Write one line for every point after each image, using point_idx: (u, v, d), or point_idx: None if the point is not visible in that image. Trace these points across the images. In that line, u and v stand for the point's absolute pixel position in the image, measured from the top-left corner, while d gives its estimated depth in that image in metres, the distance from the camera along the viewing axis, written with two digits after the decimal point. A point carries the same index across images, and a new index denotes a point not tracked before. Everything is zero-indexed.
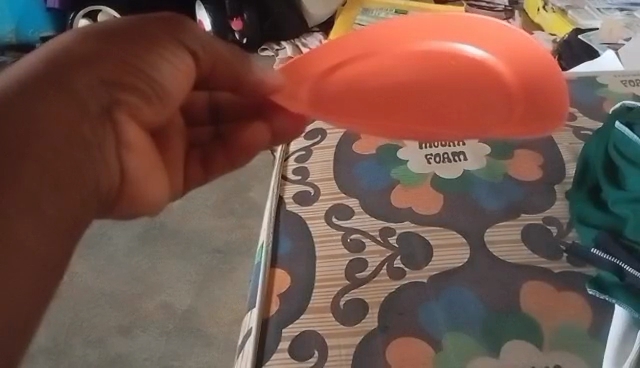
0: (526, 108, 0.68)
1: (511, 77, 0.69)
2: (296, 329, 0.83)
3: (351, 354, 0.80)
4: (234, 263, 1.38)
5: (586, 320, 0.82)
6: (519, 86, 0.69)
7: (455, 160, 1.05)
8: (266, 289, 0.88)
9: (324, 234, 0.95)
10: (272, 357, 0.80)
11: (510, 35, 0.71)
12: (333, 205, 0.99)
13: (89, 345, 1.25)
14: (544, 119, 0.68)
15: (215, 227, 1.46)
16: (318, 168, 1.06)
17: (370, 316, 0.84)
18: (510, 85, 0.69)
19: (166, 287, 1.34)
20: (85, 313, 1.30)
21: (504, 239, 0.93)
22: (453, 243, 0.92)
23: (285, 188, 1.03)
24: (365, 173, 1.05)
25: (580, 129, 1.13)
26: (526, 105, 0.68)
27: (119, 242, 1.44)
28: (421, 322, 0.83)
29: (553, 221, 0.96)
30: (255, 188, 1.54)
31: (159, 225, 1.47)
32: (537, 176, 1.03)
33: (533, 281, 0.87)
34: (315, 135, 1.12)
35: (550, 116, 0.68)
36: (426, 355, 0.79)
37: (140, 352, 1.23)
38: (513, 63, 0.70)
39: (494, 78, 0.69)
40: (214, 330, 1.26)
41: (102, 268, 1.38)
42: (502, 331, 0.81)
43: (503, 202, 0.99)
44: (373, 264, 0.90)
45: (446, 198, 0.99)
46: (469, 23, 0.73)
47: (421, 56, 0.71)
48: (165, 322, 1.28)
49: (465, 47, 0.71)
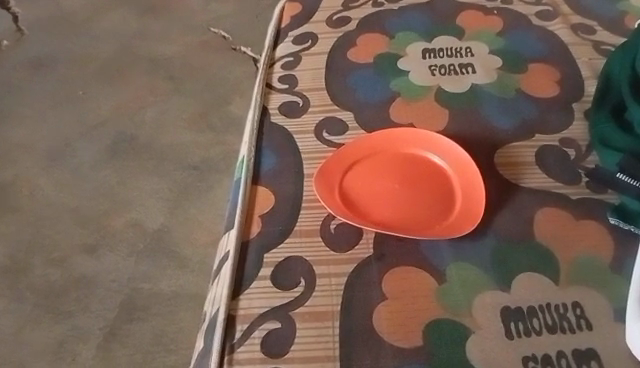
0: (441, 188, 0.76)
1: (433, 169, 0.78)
2: (280, 254, 0.71)
3: (342, 285, 0.67)
4: (211, 181, 1.25)
5: (608, 254, 0.71)
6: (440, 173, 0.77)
7: (462, 73, 0.94)
8: (246, 208, 0.76)
9: (313, 177, 0.78)
10: (252, 286, 0.68)
11: (433, 143, 0.79)
12: (324, 119, 0.88)
13: (51, 265, 1.11)
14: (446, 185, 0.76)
15: (191, 142, 1.32)
16: (308, 76, 0.95)
17: (365, 241, 0.71)
18: (428, 170, 0.78)
19: (136, 205, 1.21)
20: (47, 229, 1.17)
21: (516, 161, 0.82)
22: (467, 209, 0.73)
23: (270, 98, 0.92)
24: (361, 84, 0.93)
25: (600, 44, 1.00)
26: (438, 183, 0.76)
27: (85, 155, 1.30)
28: (421, 251, 0.70)
29: (570, 143, 0.85)
30: (236, 102, 1.41)
31: (129, 137, 1.34)
32: (553, 93, 0.92)
33: (549, 208, 0.76)
34: (305, 40, 1.01)
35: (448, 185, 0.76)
36: (427, 288, 0.67)
37: (107, 273, 1.10)
38: (428, 168, 0.78)
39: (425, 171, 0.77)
40: (189, 251, 1.13)
41: (66, 182, 1.25)
42: (515, 261, 0.70)
43: (516, 119, 0.88)
44: (367, 227, 0.71)
45: (451, 113, 0.88)
46: (414, 139, 0.79)
47: (399, 152, 0.79)
48: (135, 241, 1.15)
49: (435, 136, 0.79)
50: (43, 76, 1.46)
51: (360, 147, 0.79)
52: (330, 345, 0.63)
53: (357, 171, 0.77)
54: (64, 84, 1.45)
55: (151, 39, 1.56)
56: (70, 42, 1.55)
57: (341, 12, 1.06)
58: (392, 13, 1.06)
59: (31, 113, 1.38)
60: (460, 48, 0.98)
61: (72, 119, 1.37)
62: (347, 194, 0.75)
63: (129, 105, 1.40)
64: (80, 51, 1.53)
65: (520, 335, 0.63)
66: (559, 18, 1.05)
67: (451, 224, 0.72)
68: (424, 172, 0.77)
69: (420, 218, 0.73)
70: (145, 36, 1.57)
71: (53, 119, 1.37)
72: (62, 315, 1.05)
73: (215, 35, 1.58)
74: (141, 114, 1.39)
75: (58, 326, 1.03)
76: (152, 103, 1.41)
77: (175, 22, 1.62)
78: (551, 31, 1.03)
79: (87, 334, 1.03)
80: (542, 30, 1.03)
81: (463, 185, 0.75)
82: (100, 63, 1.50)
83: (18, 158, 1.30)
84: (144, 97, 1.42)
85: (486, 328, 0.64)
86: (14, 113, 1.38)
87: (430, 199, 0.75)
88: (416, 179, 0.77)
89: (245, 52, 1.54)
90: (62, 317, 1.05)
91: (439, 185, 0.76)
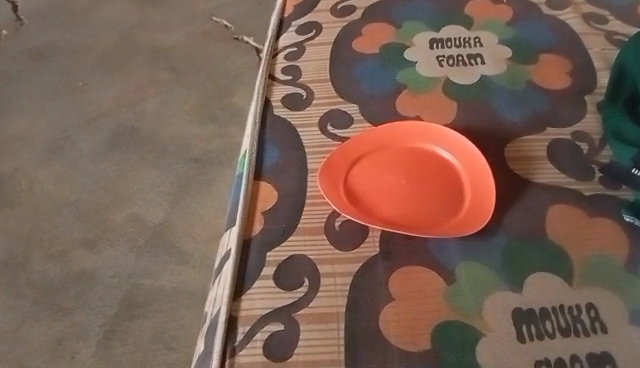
0: (450, 184, 0.73)
1: (441, 164, 0.75)
2: (283, 252, 0.68)
3: (347, 285, 0.65)
4: (213, 174, 1.22)
5: (623, 253, 0.68)
6: (449, 168, 0.75)
7: (471, 64, 0.91)
8: (248, 205, 0.73)
9: (318, 172, 0.75)
10: (254, 286, 0.66)
11: (441, 137, 0.76)
12: (328, 112, 0.85)
13: (50, 260, 1.10)
14: (454, 181, 0.73)
15: (193, 134, 1.30)
16: (312, 68, 0.92)
17: (371, 239, 0.69)
18: (437, 166, 0.75)
19: (137, 199, 1.18)
20: (46, 223, 1.15)
21: (527, 156, 0.79)
22: (476, 205, 0.70)
23: (272, 89, 0.89)
24: (367, 75, 0.91)
25: (613, 34, 0.97)
26: (447, 179, 0.74)
27: (85, 147, 1.28)
28: (428, 250, 0.68)
29: (582, 137, 0.82)
30: (238, 93, 1.38)
31: (129, 129, 1.31)
32: (564, 84, 0.89)
33: (562, 205, 0.73)
34: (309, 30, 0.98)
35: (457, 180, 0.73)
36: (435, 289, 0.65)
37: (107, 269, 1.08)
38: (437, 163, 0.75)
39: (433, 166, 0.75)
40: (190, 247, 1.11)
41: (65, 175, 1.23)
42: (526, 261, 0.67)
43: (526, 112, 0.85)
44: (373, 225, 0.68)
45: (460, 105, 0.85)
46: (421, 133, 0.77)
47: (406, 147, 0.76)
48: (136, 236, 1.13)
49: (443, 130, 0.76)
50: (42, 67, 1.44)
51: (366, 141, 0.76)
52: (335, 348, 0.61)
53: (363, 166, 0.74)
54: (63, 75, 1.42)
55: (152, 29, 1.53)
56: (69, 31, 1.52)
57: (346, 1, 1.03)
58: (398, 2, 1.03)
59: (30, 104, 1.36)
60: (469, 38, 0.95)
61: (72, 111, 1.35)
62: (352, 190, 0.72)
63: (129, 97, 1.38)
64: (79, 41, 1.50)
65: (532, 338, 0.61)
66: (570, 7, 1.02)
67: (461, 221, 0.69)
68: (432, 167, 0.75)
69: (428, 215, 0.70)
70: (146, 26, 1.54)
71: (52, 111, 1.34)
72: (61, 311, 1.03)
73: (216, 24, 1.55)
74: (142, 105, 1.36)
75: (58, 323, 1.02)
76: (152, 94, 1.38)
77: (176, 11, 1.58)
78: (562, 20, 1.00)
79: (86, 331, 1.01)
80: (553, 19, 1.00)
81: (473, 180, 0.73)
82: (100, 53, 1.47)
83: (17, 151, 1.27)
84: (145, 88, 1.40)
85: (497, 331, 0.62)
86: (12, 105, 1.36)
87: (438, 195, 0.72)
88: (424, 175, 0.74)
89: (247, 42, 1.50)
90: (61, 314, 1.03)
91: (448, 180, 0.73)
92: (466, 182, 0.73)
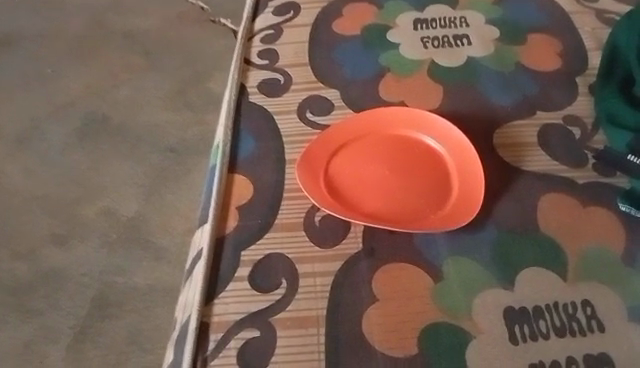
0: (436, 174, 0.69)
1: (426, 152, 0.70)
2: (259, 251, 0.64)
3: (328, 286, 0.61)
4: (189, 164, 1.17)
5: (619, 245, 0.65)
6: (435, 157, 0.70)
7: (457, 45, 0.86)
8: (222, 200, 0.68)
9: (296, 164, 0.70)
10: (228, 289, 0.61)
11: (426, 123, 0.72)
12: (307, 98, 0.80)
13: (17, 258, 1.04)
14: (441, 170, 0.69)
15: (168, 123, 1.24)
16: (290, 51, 0.87)
17: (353, 234, 0.65)
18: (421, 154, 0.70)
19: (110, 191, 1.13)
20: (13, 219, 1.09)
21: (517, 142, 0.75)
22: (465, 196, 0.66)
23: (247, 75, 0.83)
24: (348, 59, 0.85)
25: (604, 12, 0.93)
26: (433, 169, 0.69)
27: (54, 138, 1.22)
28: (414, 246, 0.63)
29: (574, 121, 0.77)
30: (215, 78, 1.32)
31: (101, 117, 1.25)
32: (555, 66, 0.85)
33: (554, 195, 0.69)
34: (286, 11, 0.93)
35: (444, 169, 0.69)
36: (422, 288, 0.61)
37: (78, 266, 1.03)
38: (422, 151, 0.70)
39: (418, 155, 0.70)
40: (166, 241, 1.06)
41: (33, 168, 1.17)
42: (517, 255, 0.63)
43: (516, 95, 0.80)
44: (356, 220, 0.64)
45: (446, 89, 0.81)
46: (405, 120, 0.72)
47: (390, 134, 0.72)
48: (108, 231, 1.07)
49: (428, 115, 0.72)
50: (8, 54, 1.36)
51: (347, 129, 0.71)
52: (315, 356, 0.57)
53: (344, 156, 0.70)
54: (31, 61, 1.35)
55: (125, 12, 1.46)
56: (37, 16, 1.44)
57: None
58: None
59: None
60: (454, 18, 0.90)
61: (39, 100, 1.28)
62: (333, 183, 0.68)
63: (100, 83, 1.31)
64: (48, 25, 1.42)
65: (526, 340, 0.57)
66: None
67: (449, 214, 0.65)
68: (417, 156, 0.70)
69: (414, 208, 0.66)
70: (118, 8, 1.47)
71: (18, 100, 1.28)
72: (30, 313, 0.98)
73: (192, 6, 1.48)
74: (114, 93, 1.30)
75: (27, 326, 0.97)
76: (125, 81, 1.32)
77: None
78: None
79: (57, 333, 0.96)
80: None
81: (460, 170, 0.68)
82: (69, 38, 1.40)
83: None
84: (117, 74, 1.33)
85: (488, 332, 0.58)
86: None
87: (424, 186, 0.67)
88: (409, 164, 0.70)
89: (224, 24, 1.44)
90: (30, 316, 0.98)
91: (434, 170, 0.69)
92: (453, 171, 0.68)
